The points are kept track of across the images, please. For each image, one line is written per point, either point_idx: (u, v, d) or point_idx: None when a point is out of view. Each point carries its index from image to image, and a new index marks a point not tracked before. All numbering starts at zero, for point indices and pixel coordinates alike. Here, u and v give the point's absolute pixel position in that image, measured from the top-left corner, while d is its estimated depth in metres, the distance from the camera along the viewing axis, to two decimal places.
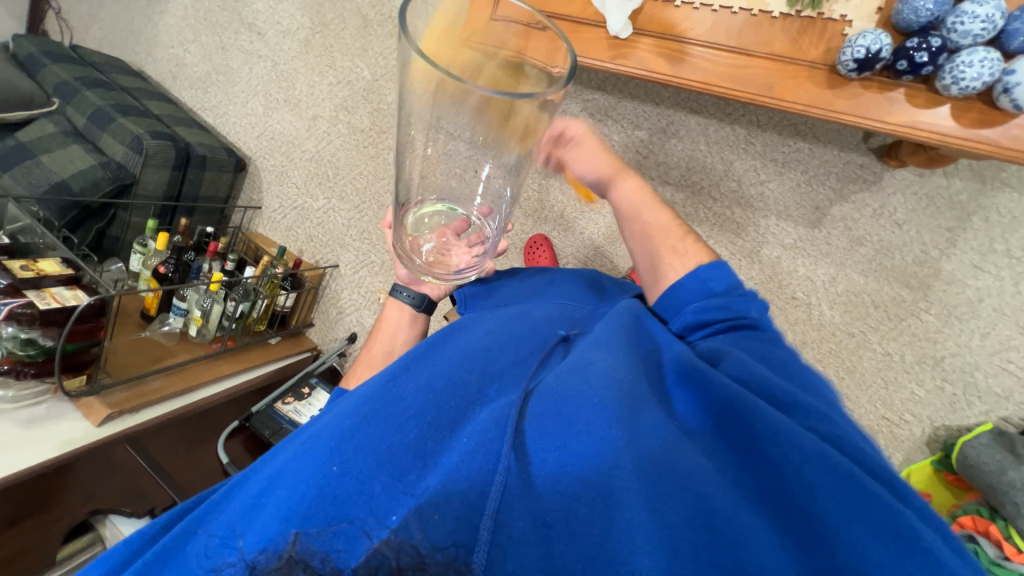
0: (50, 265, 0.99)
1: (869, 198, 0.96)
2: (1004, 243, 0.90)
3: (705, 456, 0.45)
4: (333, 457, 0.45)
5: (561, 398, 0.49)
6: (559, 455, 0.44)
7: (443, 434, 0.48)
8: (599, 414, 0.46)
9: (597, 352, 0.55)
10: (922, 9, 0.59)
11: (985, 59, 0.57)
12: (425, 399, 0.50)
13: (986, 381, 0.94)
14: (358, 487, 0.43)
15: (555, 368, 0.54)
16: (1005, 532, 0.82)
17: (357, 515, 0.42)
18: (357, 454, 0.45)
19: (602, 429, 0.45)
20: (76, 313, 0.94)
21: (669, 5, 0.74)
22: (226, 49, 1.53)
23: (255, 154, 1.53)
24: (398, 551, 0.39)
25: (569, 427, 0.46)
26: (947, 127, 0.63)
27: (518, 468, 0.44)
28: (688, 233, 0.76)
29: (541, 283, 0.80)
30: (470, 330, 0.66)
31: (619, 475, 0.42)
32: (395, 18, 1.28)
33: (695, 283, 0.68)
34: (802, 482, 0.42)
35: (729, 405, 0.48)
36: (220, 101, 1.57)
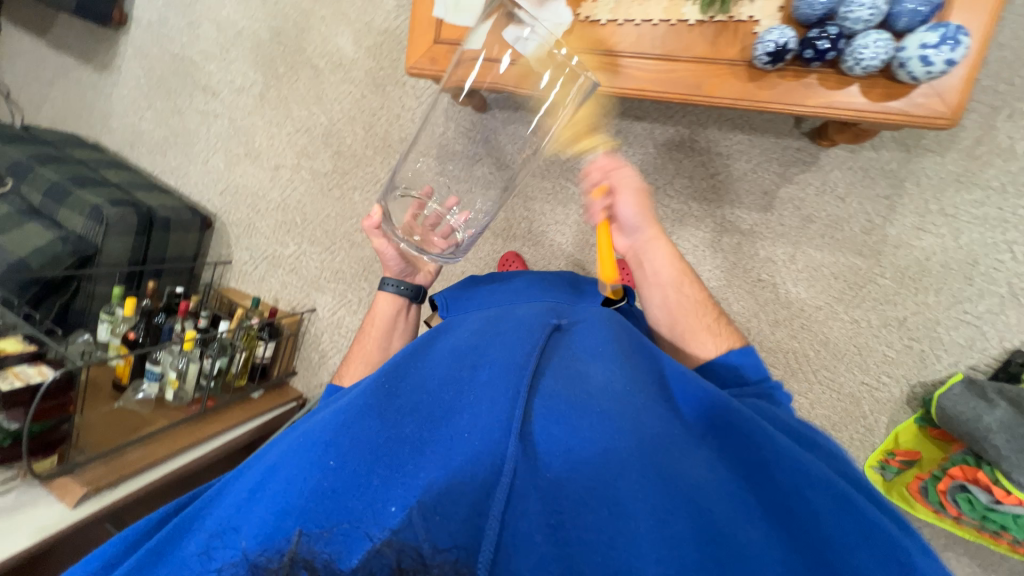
0: (13, 343, 0.95)
1: (811, 177, 1.03)
2: (938, 202, 0.96)
3: (706, 466, 0.47)
4: (330, 451, 0.47)
5: (565, 401, 0.50)
6: (563, 460, 0.46)
7: (436, 425, 0.50)
8: (607, 428, 0.48)
9: (601, 362, 0.57)
10: (816, 3, 0.66)
11: (878, 40, 0.63)
12: (422, 401, 0.52)
13: (948, 333, 0.99)
14: (358, 480, 0.45)
15: (553, 367, 0.55)
16: (992, 477, 0.85)
17: (358, 512, 0.43)
18: (352, 448, 0.47)
19: (606, 436, 0.47)
20: (44, 390, 0.90)
21: (595, 24, 0.79)
22: (182, 112, 1.55)
23: (221, 210, 1.54)
24: (400, 553, 0.38)
25: (575, 431, 0.48)
26: (859, 103, 0.69)
27: (530, 472, 0.46)
28: (719, 315, 0.80)
29: (520, 286, 0.81)
30: (459, 326, 0.67)
31: (624, 485, 0.43)
32: (346, 64, 1.33)
33: (727, 369, 0.72)
34: (807, 504, 0.44)
35: (738, 424, 0.51)
36: (180, 163, 1.57)
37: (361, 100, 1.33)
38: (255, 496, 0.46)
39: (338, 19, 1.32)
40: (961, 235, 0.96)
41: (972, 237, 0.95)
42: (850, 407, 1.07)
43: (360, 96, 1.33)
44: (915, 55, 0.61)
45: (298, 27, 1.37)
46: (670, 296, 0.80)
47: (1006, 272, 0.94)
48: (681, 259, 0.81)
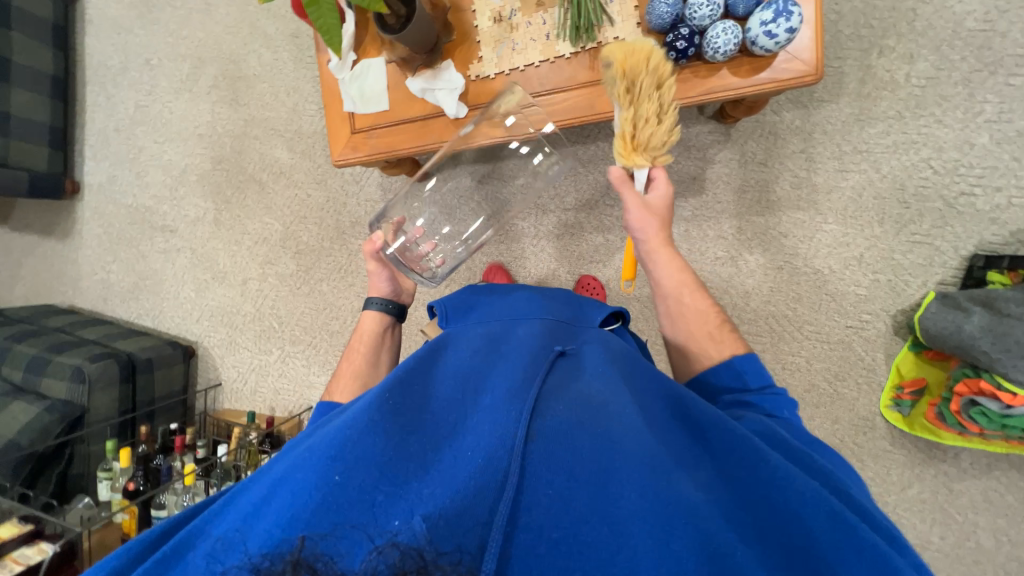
0: (8, 527, 0.97)
1: (731, 153, 1.09)
2: (849, 143, 1.02)
3: (702, 486, 0.48)
4: (335, 466, 0.46)
5: (569, 422, 0.51)
6: (567, 478, 0.47)
7: (441, 447, 0.50)
8: (605, 447, 0.48)
9: (601, 383, 0.58)
10: (663, 12, 0.73)
11: (726, 28, 0.70)
12: (428, 422, 0.53)
13: (906, 257, 1.02)
14: (362, 494, 0.44)
15: (558, 388, 0.57)
16: (995, 382, 0.83)
17: (360, 519, 0.42)
18: (357, 462, 0.46)
19: (606, 454, 0.48)
20: (45, 565, 0.93)
21: (486, 79, 0.86)
22: (146, 255, 1.61)
23: (201, 336, 1.56)
24: (404, 556, 0.38)
25: (575, 450, 0.49)
26: (733, 82, 0.75)
27: (534, 489, 0.47)
28: (727, 322, 0.77)
29: (521, 300, 0.80)
30: (458, 342, 0.68)
31: (623, 502, 0.44)
32: (286, 171, 1.41)
33: (730, 373, 0.70)
34: (803, 525, 0.45)
35: (739, 448, 0.52)
36: (154, 303, 1.61)
37: (308, 199, 1.41)
38: (259, 510, 0.46)
39: (269, 134, 1.41)
40: (881, 166, 1.01)
41: (892, 164, 1.01)
42: (845, 353, 1.07)
43: (305, 195, 1.41)
44: (760, 32, 0.69)
45: (235, 150, 1.46)
46: (674, 304, 0.77)
47: (934, 186, 0.99)
48: (686, 268, 0.79)
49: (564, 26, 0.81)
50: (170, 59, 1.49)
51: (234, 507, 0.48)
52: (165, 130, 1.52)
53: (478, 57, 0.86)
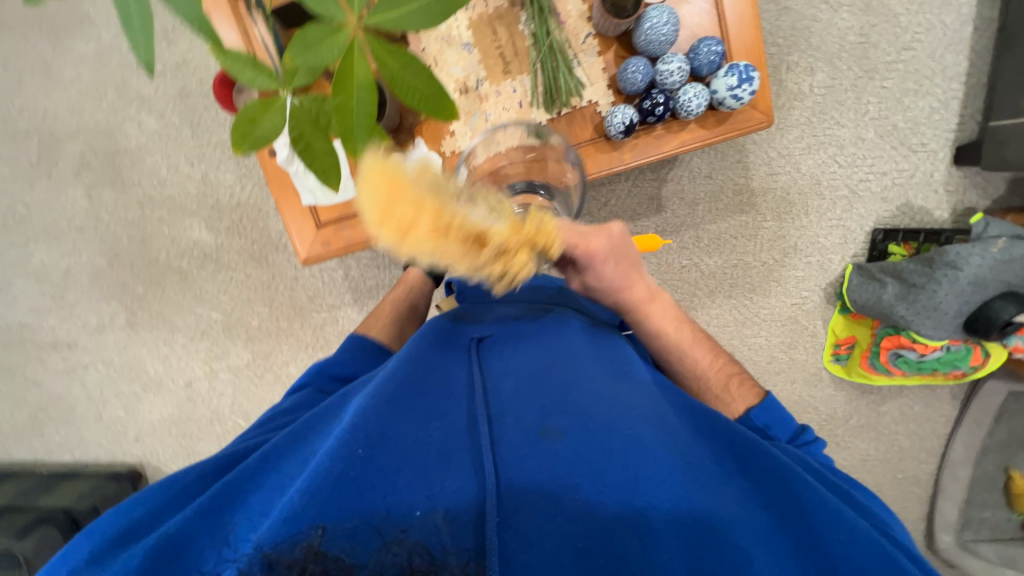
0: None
1: (680, 170, 1.18)
2: (775, 149, 1.16)
3: (738, 502, 0.44)
4: (357, 446, 0.43)
5: (602, 417, 0.47)
6: (592, 473, 0.42)
7: (467, 437, 0.46)
8: (636, 444, 0.45)
9: (628, 386, 0.54)
10: (637, 79, 0.75)
11: (696, 92, 0.75)
12: (454, 413, 0.47)
13: (829, 239, 1.20)
14: (383, 479, 0.41)
15: (586, 378, 0.52)
16: (910, 337, 1.08)
17: (373, 512, 0.38)
18: (383, 449, 0.43)
19: (635, 450, 0.44)
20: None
21: (462, 152, 0.82)
22: (39, 380, 1.31)
23: (146, 456, 1.34)
24: (410, 552, 0.36)
25: (605, 439, 0.44)
26: (704, 133, 0.80)
27: (564, 479, 0.41)
28: (743, 377, 0.73)
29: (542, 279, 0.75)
30: (479, 329, 0.64)
31: (646, 500, 0.41)
32: (212, 253, 1.22)
33: (751, 430, 0.65)
34: (844, 557, 0.41)
35: (778, 462, 0.48)
36: (67, 433, 1.33)
37: (248, 280, 1.24)
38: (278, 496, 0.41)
39: (179, 214, 1.20)
40: (801, 166, 1.17)
41: (808, 163, 1.17)
42: (794, 326, 1.25)
43: (244, 276, 1.23)
44: (727, 95, 0.74)
45: (136, 238, 1.22)
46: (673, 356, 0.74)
47: (841, 177, 1.17)
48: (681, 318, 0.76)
49: (536, 93, 0.79)
50: (7, 139, 1.17)
51: (252, 487, 0.44)
52: (25, 228, 1.22)
53: (450, 131, 0.81)
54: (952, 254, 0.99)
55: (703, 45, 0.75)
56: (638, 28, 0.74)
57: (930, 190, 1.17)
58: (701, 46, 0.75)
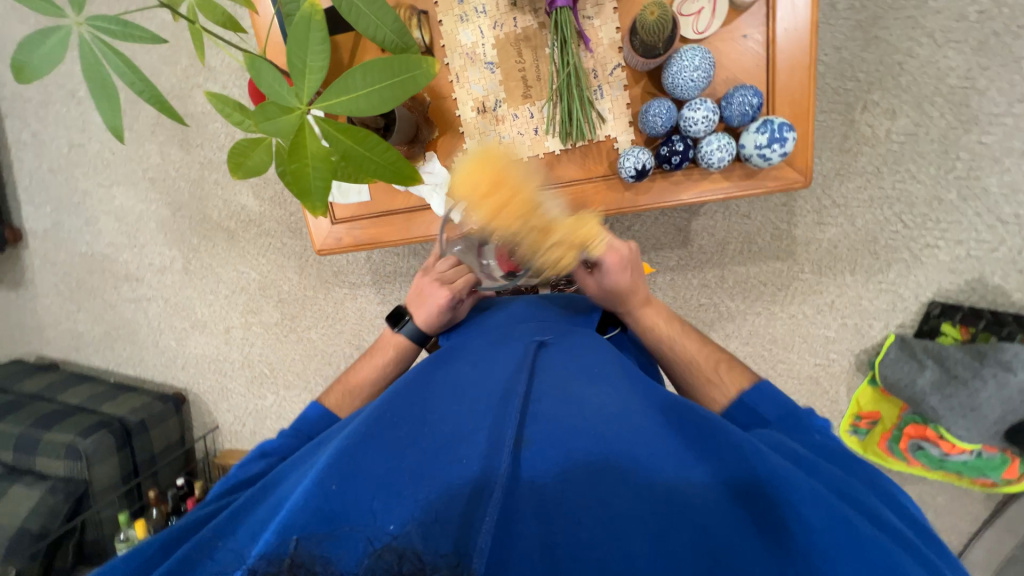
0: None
1: (715, 204, 1.10)
2: (829, 197, 1.05)
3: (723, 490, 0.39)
4: (328, 477, 0.38)
5: (562, 421, 0.45)
6: (557, 472, 0.40)
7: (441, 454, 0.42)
8: (603, 439, 0.42)
9: (595, 386, 0.51)
10: (658, 124, 0.70)
11: (720, 145, 0.69)
12: (415, 431, 0.45)
13: (872, 303, 1.09)
14: (359, 503, 0.37)
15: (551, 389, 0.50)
16: (938, 432, 0.98)
17: (356, 522, 0.35)
18: (352, 472, 0.39)
19: (600, 443, 0.42)
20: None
21: None
22: (113, 304, 1.53)
23: (189, 383, 1.54)
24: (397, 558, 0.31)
25: (571, 443, 0.42)
26: (726, 185, 0.75)
27: (534, 489, 0.39)
28: (732, 360, 0.69)
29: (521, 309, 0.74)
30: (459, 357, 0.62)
31: (605, 492, 0.38)
32: (255, 219, 1.33)
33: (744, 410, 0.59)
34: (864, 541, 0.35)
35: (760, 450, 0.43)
36: (131, 352, 1.56)
37: (284, 248, 1.34)
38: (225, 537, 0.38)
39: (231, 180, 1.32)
40: (856, 219, 1.05)
41: (865, 218, 1.04)
42: (813, 387, 1.16)
43: (281, 244, 1.34)
44: (754, 153, 0.68)
45: (195, 196, 1.35)
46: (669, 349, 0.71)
47: (902, 238, 1.04)
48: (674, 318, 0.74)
49: (553, 122, 0.76)
50: None
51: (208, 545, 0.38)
52: (110, 173, 1.39)
53: (463, 149, 0.81)
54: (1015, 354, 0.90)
55: (737, 92, 0.68)
56: (668, 67, 0.69)
57: (1012, 269, 1.01)
58: (734, 94, 0.68)
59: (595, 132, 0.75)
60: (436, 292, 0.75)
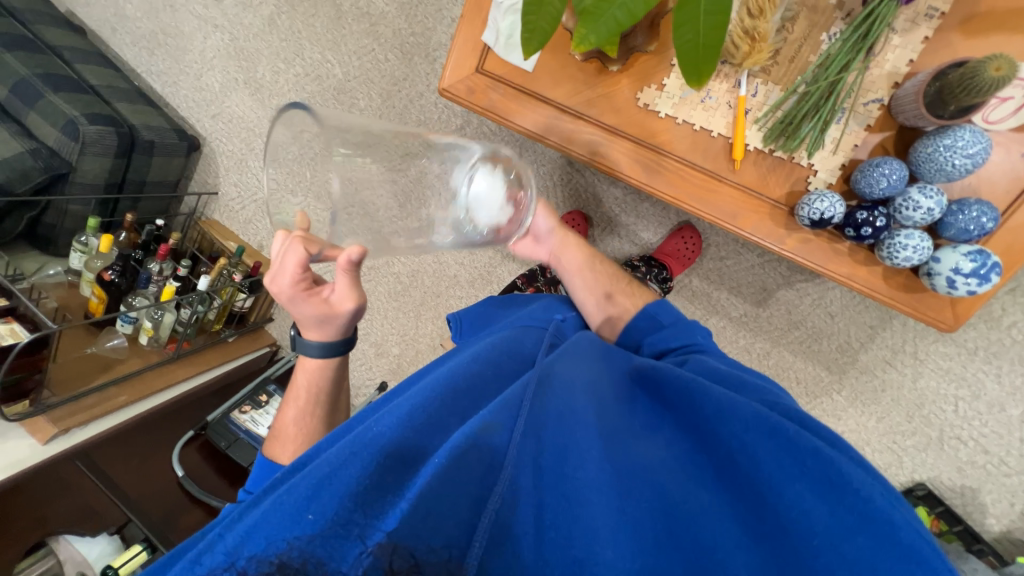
0: None
1: (811, 288, 1.05)
2: (913, 345, 1.02)
3: (660, 447, 0.42)
4: (309, 503, 0.34)
5: (554, 419, 0.42)
6: (534, 463, 0.38)
7: (425, 434, 0.41)
8: (567, 417, 0.42)
9: (578, 379, 0.47)
10: (877, 186, 0.62)
11: (917, 245, 0.62)
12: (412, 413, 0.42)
13: (872, 454, 1.09)
14: (338, 471, 0.36)
15: (548, 388, 0.45)
16: None
17: (325, 489, 0.35)
18: (335, 471, 0.36)
19: (570, 430, 0.41)
20: (16, 350, 0.86)
21: (653, 113, 0.72)
22: (174, 8, 1.34)
23: (210, 136, 1.41)
24: (392, 552, 0.31)
25: (533, 428, 0.40)
26: (879, 284, 0.68)
27: (531, 468, 0.38)
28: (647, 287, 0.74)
29: (550, 308, 0.66)
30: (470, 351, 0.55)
31: (594, 469, 0.38)
32: (373, 15, 1.17)
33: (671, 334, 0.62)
34: (812, 531, 0.33)
35: (716, 439, 0.39)
36: (169, 68, 1.40)
37: (382, 63, 1.19)
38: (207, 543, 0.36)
39: None
40: (919, 378, 1.03)
41: (928, 383, 1.03)
42: None
43: (382, 57, 1.19)
44: (944, 274, 0.61)
45: None
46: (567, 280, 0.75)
47: (943, 420, 1.03)
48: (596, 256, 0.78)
49: (772, 114, 0.67)
50: None
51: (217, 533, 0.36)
52: None
53: (660, 83, 0.71)
54: (967, 565, 0.90)
55: (976, 206, 0.60)
56: (933, 136, 0.59)
57: (1010, 500, 1.02)
58: (971, 205, 0.60)
59: (811, 153, 0.66)
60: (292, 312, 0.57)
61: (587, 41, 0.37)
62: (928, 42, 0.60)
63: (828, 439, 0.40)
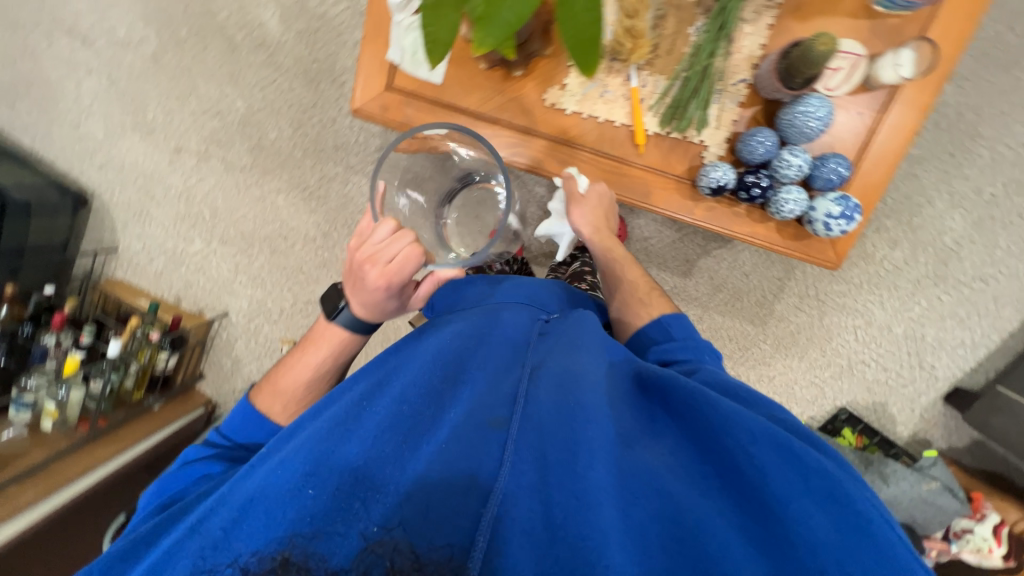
0: None
1: (725, 253, 1.17)
2: (814, 289, 1.17)
3: (664, 450, 0.45)
4: (309, 481, 0.39)
5: (549, 412, 0.45)
6: (529, 457, 0.41)
7: (419, 424, 0.45)
8: (571, 416, 0.44)
9: (575, 368, 0.49)
10: (756, 152, 0.71)
11: (796, 197, 0.72)
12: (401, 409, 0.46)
13: (801, 391, 1.23)
14: (342, 464, 0.41)
15: (537, 376, 0.48)
16: None
17: (328, 480, 0.40)
18: (334, 469, 0.40)
19: (574, 432, 0.43)
20: None
21: (560, 111, 0.77)
22: (37, 56, 1.23)
23: (100, 189, 1.28)
24: (392, 553, 0.35)
25: (526, 421, 0.44)
26: (775, 237, 0.78)
27: (522, 455, 0.41)
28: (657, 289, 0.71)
29: (521, 286, 0.65)
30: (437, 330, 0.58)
31: (602, 470, 0.40)
32: (271, 45, 1.14)
33: (659, 330, 0.62)
34: (805, 534, 0.38)
35: (721, 441, 0.43)
36: (39, 121, 1.26)
37: (288, 92, 1.16)
38: (195, 527, 0.40)
39: None
40: (824, 316, 1.18)
41: (832, 319, 1.18)
42: None
43: (286, 86, 1.16)
44: (820, 219, 0.72)
45: None
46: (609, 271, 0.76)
47: (849, 348, 1.19)
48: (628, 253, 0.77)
49: (662, 101, 0.74)
50: None
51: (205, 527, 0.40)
52: None
53: (562, 84, 0.77)
54: (889, 467, 1.03)
55: (833, 159, 0.71)
56: (791, 105, 0.70)
57: (910, 406, 1.19)
58: (830, 159, 0.71)
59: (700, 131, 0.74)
60: (370, 279, 0.55)
61: (486, 45, 0.39)
62: (772, 29, 0.71)
63: (823, 449, 0.46)
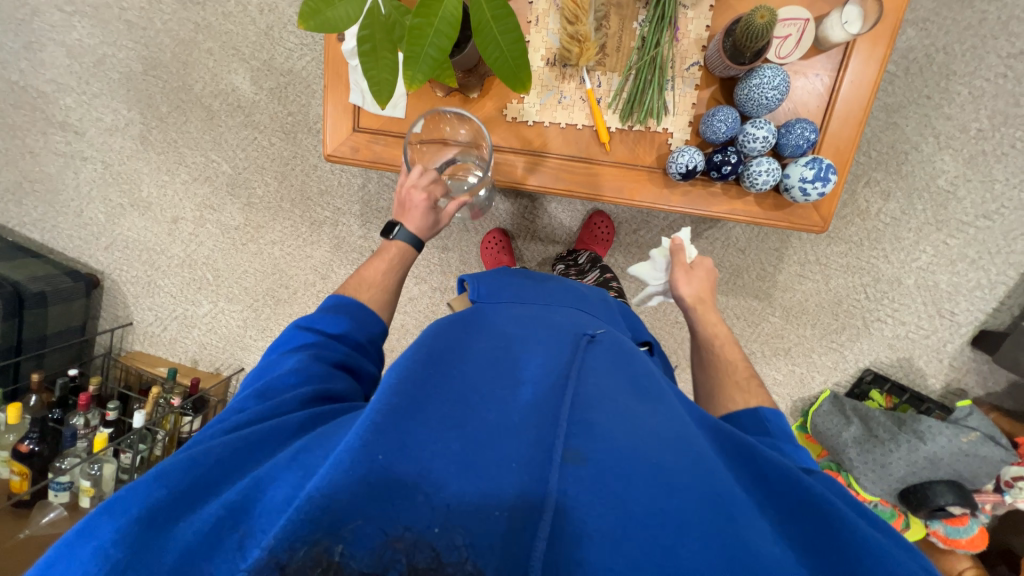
0: None
1: (717, 232, 1.16)
2: (814, 253, 1.15)
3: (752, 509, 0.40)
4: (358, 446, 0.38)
5: (621, 433, 0.41)
6: (588, 472, 0.38)
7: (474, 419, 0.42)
8: (646, 448, 0.40)
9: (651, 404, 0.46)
10: (720, 130, 0.72)
11: (769, 168, 0.72)
12: (459, 403, 0.43)
13: (820, 358, 1.20)
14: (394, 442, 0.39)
15: (604, 395, 0.45)
16: (847, 480, 1.07)
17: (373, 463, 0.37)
18: (390, 440, 0.39)
19: (649, 464, 0.39)
20: None
21: (523, 123, 0.79)
22: (35, 153, 1.30)
23: (109, 268, 1.34)
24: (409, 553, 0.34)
25: (589, 434, 0.40)
26: (756, 210, 0.78)
27: (578, 472, 0.38)
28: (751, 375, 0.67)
29: (556, 291, 0.71)
30: (489, 327, 0.57)
31: (673, 510, 0.36)
32: (246, 107, 1.19)
33: (753, 419, 0.58)
34: None
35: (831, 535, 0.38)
36: (45, 214, 1.33)
37: (268, 147, 1.21)
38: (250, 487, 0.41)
39: (227, 55, 1.17)
40: (830, 280, 1.16)
41: (838, 281, 1.15)
42: None
43: (266, 142, 1.21)
44: (796, 185, 0.72)
45: (177, 61, 1.19)
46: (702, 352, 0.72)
47: (862, 308, 1.16)
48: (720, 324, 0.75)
49: (619, 97, 0.75)
50: None
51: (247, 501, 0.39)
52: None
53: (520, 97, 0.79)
54: (923, 424, 0.99)
55: (798, 125, 0.71)
56: (746, 79, 0.70)
57: (937, 357, 1.15)
58: (795, 125, 0.71)
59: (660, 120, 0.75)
60: (414, 201, 0.76)
61: (417, 80, 0.44)
62: (714, 9, 0.72)
63: None
